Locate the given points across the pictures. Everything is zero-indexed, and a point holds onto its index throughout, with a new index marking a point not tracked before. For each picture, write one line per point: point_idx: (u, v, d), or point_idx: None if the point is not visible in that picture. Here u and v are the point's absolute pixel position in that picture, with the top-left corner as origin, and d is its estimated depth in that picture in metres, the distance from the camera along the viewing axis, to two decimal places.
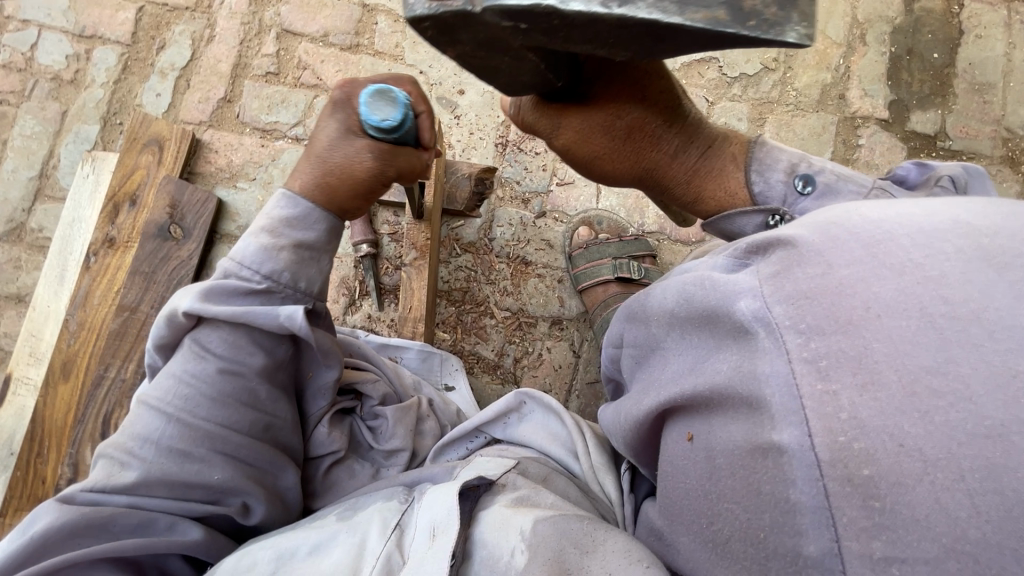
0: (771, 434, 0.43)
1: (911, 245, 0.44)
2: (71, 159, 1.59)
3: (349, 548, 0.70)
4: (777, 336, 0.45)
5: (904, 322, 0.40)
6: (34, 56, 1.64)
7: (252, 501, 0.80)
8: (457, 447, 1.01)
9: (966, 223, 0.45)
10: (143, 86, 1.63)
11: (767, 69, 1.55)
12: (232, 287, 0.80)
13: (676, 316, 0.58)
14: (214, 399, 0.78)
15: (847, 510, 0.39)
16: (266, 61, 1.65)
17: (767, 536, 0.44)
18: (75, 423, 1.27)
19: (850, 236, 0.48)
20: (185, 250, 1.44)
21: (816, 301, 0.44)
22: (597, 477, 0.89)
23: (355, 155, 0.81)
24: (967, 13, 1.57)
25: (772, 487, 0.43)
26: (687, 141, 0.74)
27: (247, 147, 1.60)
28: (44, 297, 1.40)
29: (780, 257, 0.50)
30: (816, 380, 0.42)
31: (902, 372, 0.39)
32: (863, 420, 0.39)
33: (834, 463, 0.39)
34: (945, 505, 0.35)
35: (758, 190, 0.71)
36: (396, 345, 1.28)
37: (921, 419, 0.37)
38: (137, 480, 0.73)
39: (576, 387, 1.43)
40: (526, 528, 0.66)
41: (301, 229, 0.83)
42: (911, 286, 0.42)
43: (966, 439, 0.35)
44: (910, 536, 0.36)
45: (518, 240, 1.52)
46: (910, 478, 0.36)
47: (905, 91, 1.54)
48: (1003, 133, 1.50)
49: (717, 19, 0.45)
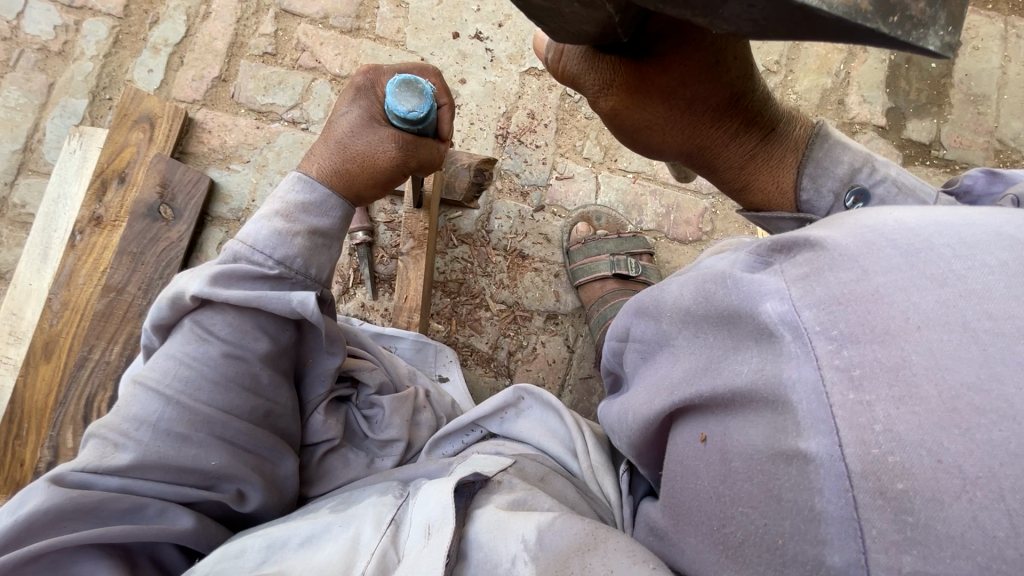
0: (798, 441, 0.42)
1: (953, 255, 0.44)
2: (57, 134, 1.54)
3: (343, 542, 0.69)
4: (803, 340, 0.44)
5: (946, 336, 0.40)
6: (21, 25, 1.58)
7: (248, 488, 0.79)
8: (453, 440, 1.01)
9: (1008, 235, 0.45)
10: (135, 61, 1.58)
11: (768, 71, 1.55)
12: (242, 271, 0.80)
13: (694, 314, 0.58)
14: (215, 383, 0.78)
15: (877, 523, 0.38)
16: (263, 41, 1.61)
17: (787, 542, 0.43)
18: (56, 405, 1.24)
19: (888, 242, 0.47)
20: (175, 232, 1.41)
21: (852, 310, 0.43)
22: (596, 477, 0.88)
23: (378, 144, 0.84)
24: (965, 25, 1.59)
25: (795, 494, 0.42)
26: (746, 126, 0.74)
27: (242, 128, 1.56)
28: (26, 275, 1.36)
29: (808, 259, 0.50)
30: (849, 389, 0.41)
31: (943, 385, 0.38)
32: (899, 434, 0.38)
33: (866, 475, 0.38)
34: (982, 524, 0.34)
35: (806, 197, 0.73)
36: (391, 334, 1.27)
37: (961, 436, 0.36)
38: (131, 463, 0.72)
39: (569, 381, 1.43)
40: (530, 535, 0.64)
41: (317, 216, 0.84)
42: (951, 300, 0.42)
43: (1007, 459, 0.35)
44: (941, 552, 0.35)
45: (516, 233, 1.51)
46: (948, 495, 0.36)
47: (902, 99, 1.55)
48: (995, 145, 1.53)
49: (858, 8, 0.37)
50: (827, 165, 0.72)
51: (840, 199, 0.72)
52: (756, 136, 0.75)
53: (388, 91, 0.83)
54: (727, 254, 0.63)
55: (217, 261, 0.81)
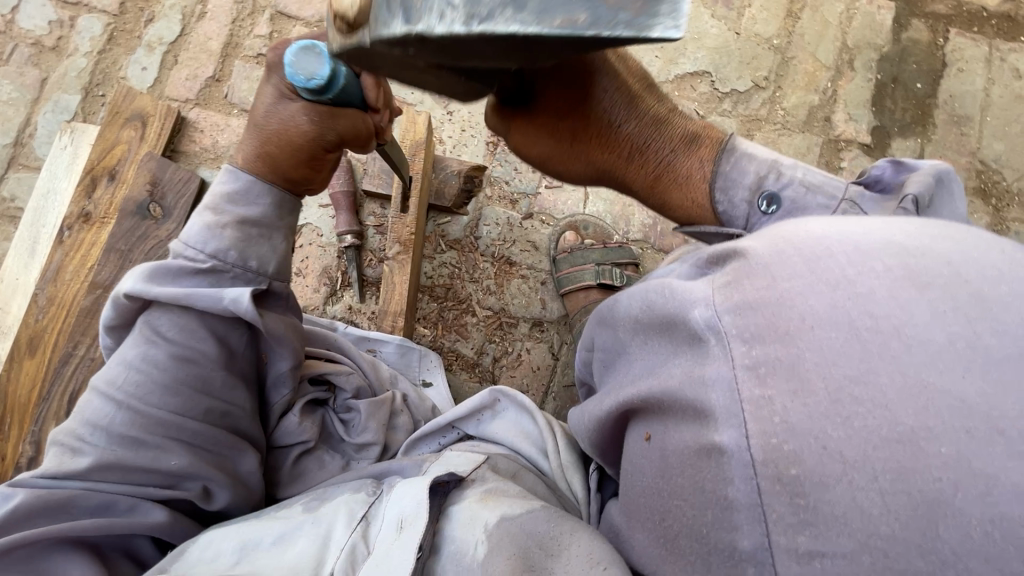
0: (713, 436, 0.46)
1: (847, 262, 0.47)
2: (48, 129, 1.55)
3: (314, 538, 0.70)
4: (723, 342, 0.48)
5: (834, 334, 0.43)
6: (15, 19, 1.59)
7: (212, 485, 0.80)
8: (429, 442, 1.02)
9: (898, 243, 0.48)
10: (129, 58, 1.59)
11: (756, 86, 1.58)
12: (177, 267, 0.81)
13: (639, 323, 0.61)
14: (167, 386, 0.77)
15: (776, 507, 0.41)
16: (258, 42, 1.62)
17: (709, 531, 0.46)
18: (39, 400, 1.24)
19: (794, 249, 0.50)
20: (165, 231, 1.39)
21: (760, 311, 0.47)
22: (564, 476, 0.90)
23: (292, 119, 0.84)
24: (951, 46, 1.62)
25: (713, 485, 0.46)
26: (641, 145, 0.83)
27: (234, 128, 1.57)
28: (13, 270, 1.37)
29: (732, 269, 0.54)
30: (755, 385, 0.44)
31: (829, 379, 0.41)
32: (793, 423, 0.41)
33: (766, 462, 0.42)
34: (861, 504, 0.38)
35: (722, 210, 0.80)
36: (376, 338, 1.28)
37: (842, 424, 0.39)
38: (90, 465, 0.72)
39: (553, 389, 1.44)
40: (491, 520, 0.68)
41: (243, 205, 0.85)
42: (843, 302, 0.44)
43: (880, 443, 0.38)
44: (829, 531, 0.38)
45: (504, 240, 1.52)
46: (831, 478, 0.39)
47: (887, 117, 1.58)
48: (977, 165, 1.55)
49: (575, 23, 0.43)
50: (734, 176, 0.79)
51: (755, 205, 0.78)
52: (656, 160, 0.83)
53: (286, 61, 0.77)
54: (676, 266, 0.67)
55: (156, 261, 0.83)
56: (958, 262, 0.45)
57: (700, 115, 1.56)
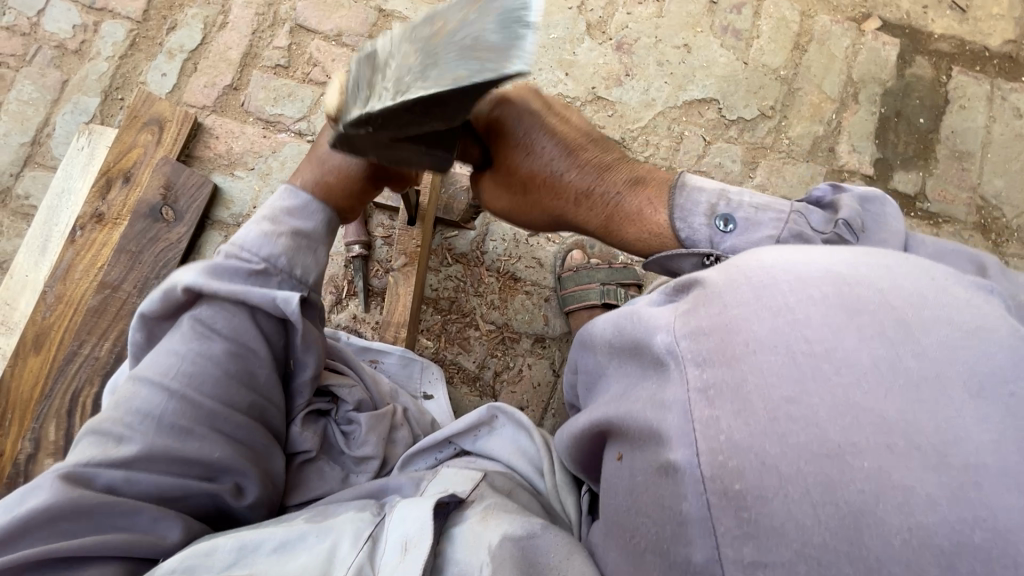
0: (669, 454, 0.50)
1: (789, 290, 0.52)
2: (66, 130, 1.57)
3: (318, 552, 0.71)
4: (681, 368, 0.53)
5: (773, 357, 0.48)
6: (41, 22, 1.63)
7: (246, 481, 0.83)
8: (426, 456, 1.02)
9: (837, 273, 0.54)
10: (150, 64, 1.62)
11: (763, 115, 1.62)
12: (234, 266, 0.87)
13: (614, 346, 0.65)
14: (219, 377, 0.82)
15: (722, 520, 0.45)
16: (277, 54, 1.65)
17: (668, 547, 0.50)
18: (42, 397, 1.25)
19: (744, 280, 0.56)
20: (175, 233, 1.43)
21: (712, 336, 0.52)
22: (559, 495, 0.90)
23: (351, 158, 0.94)
24: (953, 84, 1.66)
25: (671, 501, 0.49)
26: (585, 192, 0.90)
27: (249, 136, 1.60)
28: (23, 266, 1.38)
29: (694, 297, 0.58)
30: (705, 406, 0.49)
31: (767, 400, 0.46)
32: (736, 440, 0.46)
33: (714, 478, 0.46)
34: (796, 516, 0.42)
35: (684, 235, 0.83)
36: (378, 348, 1.29)
37: (778, 440, 0.45)
38: (136, 454, 0.74)
39: (552, 405, 1.45)
40: (494, 542, 0.69)
41: (299, 219, 0.92)
42: (783, 328, 0.50)
43: (810, 458, 0.43)
44: (768, 541, 0.43)
45: (510, 256, 1.54)
46: (769, 491, 0.44)
47: (891, 150, 1.61)
48: (976, 201, 1.58)
49: None
50: (687, 206, 0.82)
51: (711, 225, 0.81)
52: (598, 205, 0.90)
53: None
54: (645, 294, 0.70)
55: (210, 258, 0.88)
56: (887, 291, 0.51)
57: (706, 141, 1.60)
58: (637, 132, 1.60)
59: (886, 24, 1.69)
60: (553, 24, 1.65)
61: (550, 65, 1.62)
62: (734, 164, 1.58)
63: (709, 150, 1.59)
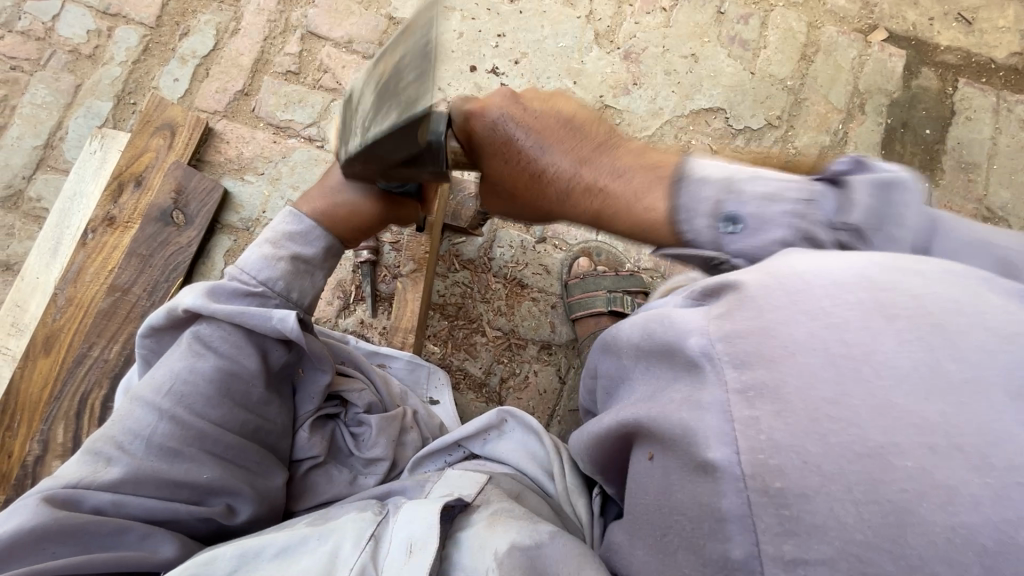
0: (706, 452, 0.49)
1: (824, 293, 0.51)
2: (79, 133, 1.59)
3: (321, 556, 0.71)
4: (718, 369, 0.50)
5: (813, 359, 0.47)
6: (55, 27, 1.65)
7: (237, 502, 0.83)
8: (435, 459, 1.02)
9: (870, 278, 0.51)
10: (162, 69, 1.64)
11: (770, 125, 1.63)
12: (232, 288, 0.88)
13: (641, 349, 0.62)
14: (211, 398, 0.83)
15: (762, 518, 0.45)
16: (287, 60, 1.67)
17: (704, 544, 0.49)
18: (51, 399, 1.25)
19: (777, 282, 0.54)
20: (185, 237, 1.44)
21: (749, 340, 0.50)
22: (569, 499, 0.89)
23: (360, 199, 0.95)
24: (959, 96, 1.67)
25: (709, 498, 0.48)
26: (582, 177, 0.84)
27: (260, 141, 1.61)
28: (35, 269, 1.39)
29: (728, 299, 0.56)
30: (744, 406, 0.48)
31: (808, 400, 0.45)
32: (777, 440, 0.45)
33: (754, 475, 0.45)
34: (837, 514, 0.42)
35: (689, 236, 0.75)
36: (386, 353, 1.29)
37: (819, 440, 0.44)
38: (121, 476, 0.75)
39: (558, 412, 1.45)
40: (502, 549, 0.69)
41: (300, 244, 0.94)
42: (819, 331, 0.48)
43: (853, 457, 0.42)
44: (810, 539, 0.42)
45: (517, 262, 1.55)
46: (811, 489, 0.43)
47: (896, 161, 1.62)
48: (983, 212, 1.58)
49: None
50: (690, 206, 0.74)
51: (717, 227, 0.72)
52: (590, 196, 0.83)
53: None
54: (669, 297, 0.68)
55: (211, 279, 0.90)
56: (923, 296, 0.49)
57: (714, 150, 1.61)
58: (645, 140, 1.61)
59: (892, 36, 1.70)
60: (562, 33, 1.67)
61: (560, 73, 1.64)
62: None
63: None
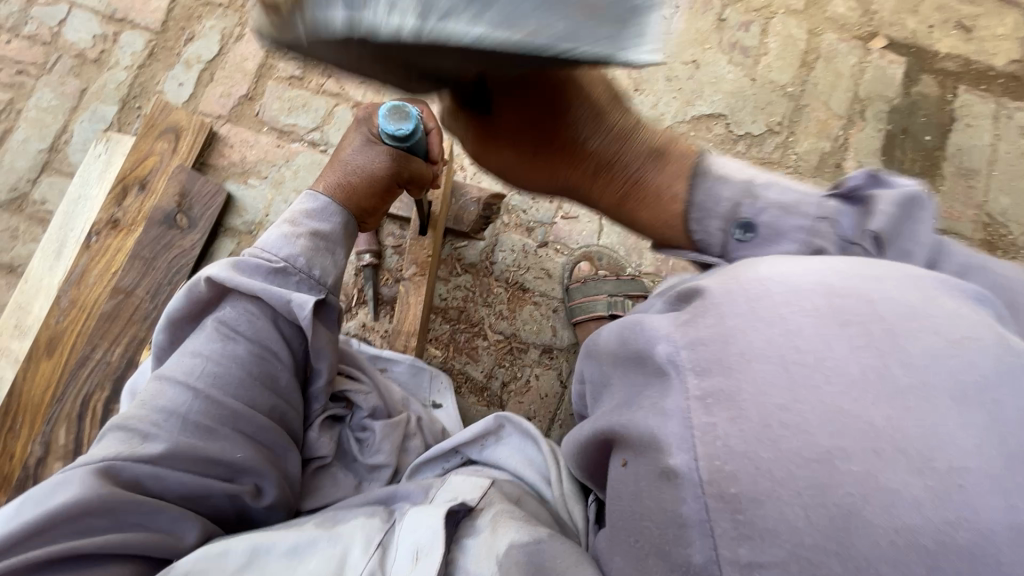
0: (668, 459, 0.51)
1: (783, 300, 0.55)
2: (84, 137, 1.60)
3: (329, 558, 0.71)
4: (681, 376, 0.54)
5: (767, 366, 0.50)
6: (62, 32, 1.67)
7: (264, 483, 0.83)
8: (433, 466, 1.03)
9: (829, 284, 0.56)
10: (167, 73, 1.65)
11: (770, 131, 1.64)
12: (255, 265, 0.89)
13: (618, 356, 0.65)
14: (242, 379, 0.83)
15: (719, 523, 0.46)
16: (292, 65, 1.68)
17: (670, 549, 0.50)
18: (53, 401, 1.25)
19: (741, 291, 0.58)
20: (188, 241, 1.45)
21: (710, 346, 0.54)
22: (566, 504, 0.90)
23: (375, 158, 1.00)
24: (959, 103, 1.68)
25: (671, 504, 0.50)
26: (605, 164, 0.87)
27: (263, 145, 1.62)
28: (38, 271, 1.40)
29: (694, 305, 0.60)
30: (702, 413, 0.50)
31: (761, 407, 0.48)
32: (731, 447, 0.48)
33: (710, 481, 0.47)
34: (788, 517, 0.44)
35: (697, 237, 0.81)
36: (388, 357, 1.30)
37: (771, 445, 0.46)
38: (159, 452, 0.73)
39: (559, 416, 1.45)
40: (505, 546, 0.70)
41: (318, 220, 0.96)
42: (775, 338, 0.52)
43: (802, 462, 0.45)
44: (764, 542, 0.44)
45: (519, 266, 1.56)
46: (763, 494, 0.45)
47: (897, 167, 1.62)
48: (983, 218, 1.59)
49: None
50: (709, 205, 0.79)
51: (728, 233, 0.79)
52: (616, 183, 0.88)
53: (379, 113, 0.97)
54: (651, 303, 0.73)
55: (235, 257, 0.91)
56: (877, 302, 0.53)
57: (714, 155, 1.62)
58: None
59: (892, 43, 1.71)
60: None
61: None
62: None
63: None
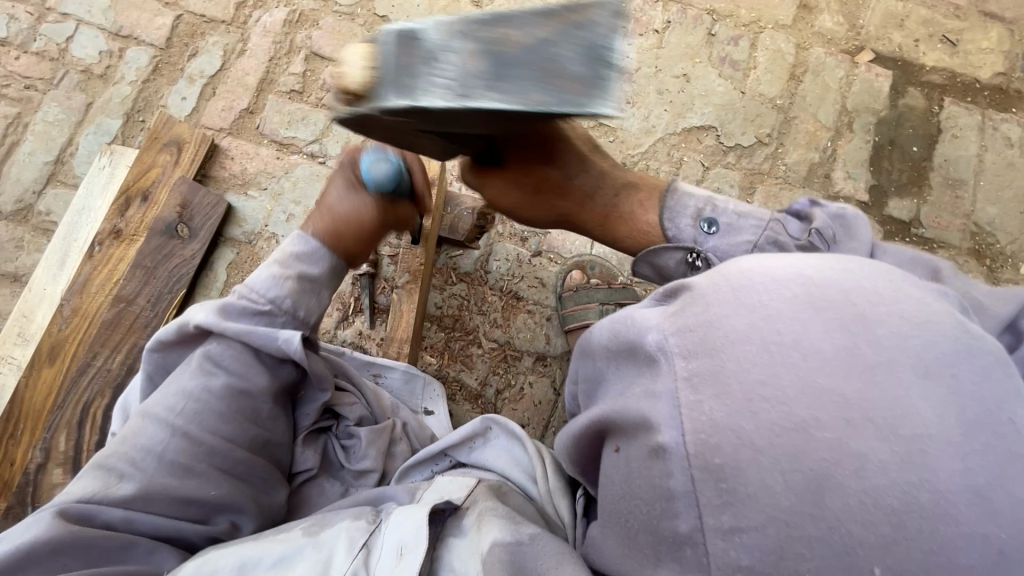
0: (658, 436, 0.53)
1: (764, 288, 0.57)
2: (89, 149, 1.64)
3: (314, 565, 0.73)
4: (669, 360, 0.56)
5: (749, 347, 0.52)
6: (69, 48, 1.71)
7: (240, 519, 0.87)
8: (422, 469, 1.05)
9: (807, 276, 0.58)
10: (171, 88, 1.70)
11: (760, 143, 1.67)
12: (240, 307, 0.93)
13: (610, 351, 0.67)
14: (221, 416, 0.87)
15: (704, 493, 0.49)
16: (292, 79, 1.72)
17: (658, 523, 0.54)
18: (54, 407, 1.28)
19: (725, 281, 0.60)
20: (188, 250, 1.48)
21: (697, 332, 0.56)
22: (552, 500, 0.91)
23: (362, 208, 1.03)
24: (945, 114, 1.71)
25: (659, 479, 0.53)
26: (590, 193, 1.06)
27: (263, 157, 1.66)
28: (42, 280, 1.43)
29: (680, 300, 0.62)
30: (690, 392, 0.52)
31: (743, 383, 0.50)
32: (716, 420, 0.50)
33: (696, 454, 0.50)
34: (768, 483, 0.47)
35: (671, 234, 0.99)
36: (382, 364, 1.32)
37: (751, 417, 0.49)
38: (133, 492, 0.78)
39: (552, 424, 1.47)
40: (485, 549, 0.72)
41: (307, 263, 0.98)
42: (757, 322, 0.54)
43: (780, 431, 0.47)
44: (745, 507, 0.47)
45: (512, 275, 1.58)
46: (744, 462, 0.48)
47: (885, 177, 1.65)
48: (971, 227, 1.62)
49: None
50: (679, 208, 0.99)
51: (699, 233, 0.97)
52: (605, 206, 1.06)
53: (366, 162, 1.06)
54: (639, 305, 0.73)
55: (222, 298, 0.94)
56: (852, 291, 0.55)
57: (705, 166, 1.65)
58: (638, 157, 1.65)
59: (879, 56, 1.75)
60: None
61: None
62: (732, 188, 1.63)
63: (707, 175, 1.64)
